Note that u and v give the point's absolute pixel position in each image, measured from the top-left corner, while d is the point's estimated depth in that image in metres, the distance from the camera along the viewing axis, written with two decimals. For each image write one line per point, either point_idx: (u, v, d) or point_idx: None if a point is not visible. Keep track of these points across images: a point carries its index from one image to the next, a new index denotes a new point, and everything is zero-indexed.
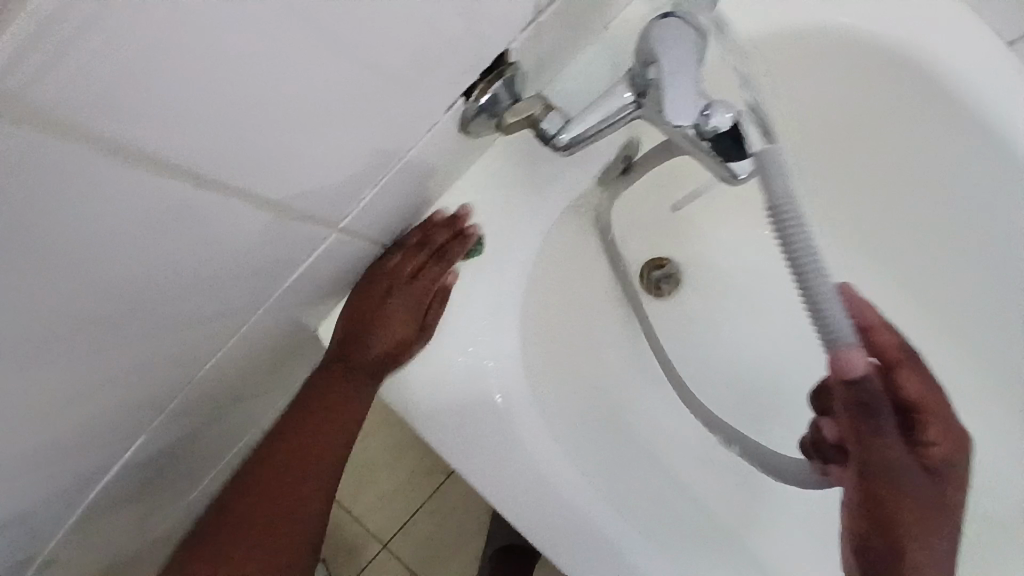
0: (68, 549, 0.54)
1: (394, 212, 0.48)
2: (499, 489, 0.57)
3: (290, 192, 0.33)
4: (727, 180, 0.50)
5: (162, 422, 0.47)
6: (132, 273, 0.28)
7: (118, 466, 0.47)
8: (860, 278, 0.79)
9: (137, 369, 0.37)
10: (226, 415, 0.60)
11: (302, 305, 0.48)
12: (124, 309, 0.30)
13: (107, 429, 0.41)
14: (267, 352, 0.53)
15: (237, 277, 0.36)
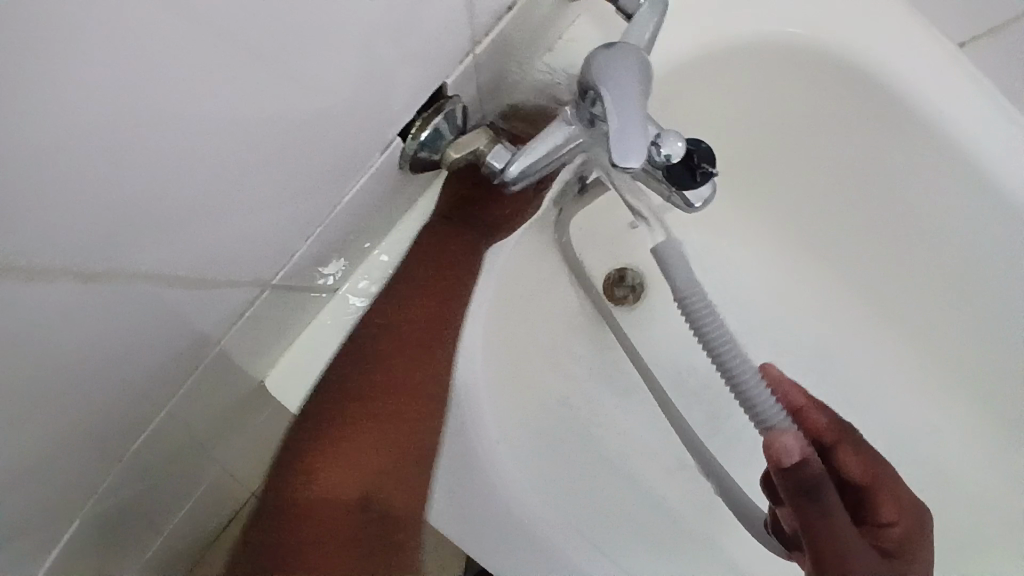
0: None
1: (336, 254, 0.49)
2: (459, 511, 0.60)
3: (199, 259, 0.34)
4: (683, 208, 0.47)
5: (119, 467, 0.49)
6: (39, 360, 0.29)
7: (76, 512, 0.49)
8: (805, 294, 0.88)
9: (65, 441, 0.37)
10: (183, 467, 0.64)
11: (252, 349, 0.50)
12: (29, 395, 0.31)
13: (53, 485, 0.42)
14: (220, 403, 0.55)
15: (155, 349, 0.38)
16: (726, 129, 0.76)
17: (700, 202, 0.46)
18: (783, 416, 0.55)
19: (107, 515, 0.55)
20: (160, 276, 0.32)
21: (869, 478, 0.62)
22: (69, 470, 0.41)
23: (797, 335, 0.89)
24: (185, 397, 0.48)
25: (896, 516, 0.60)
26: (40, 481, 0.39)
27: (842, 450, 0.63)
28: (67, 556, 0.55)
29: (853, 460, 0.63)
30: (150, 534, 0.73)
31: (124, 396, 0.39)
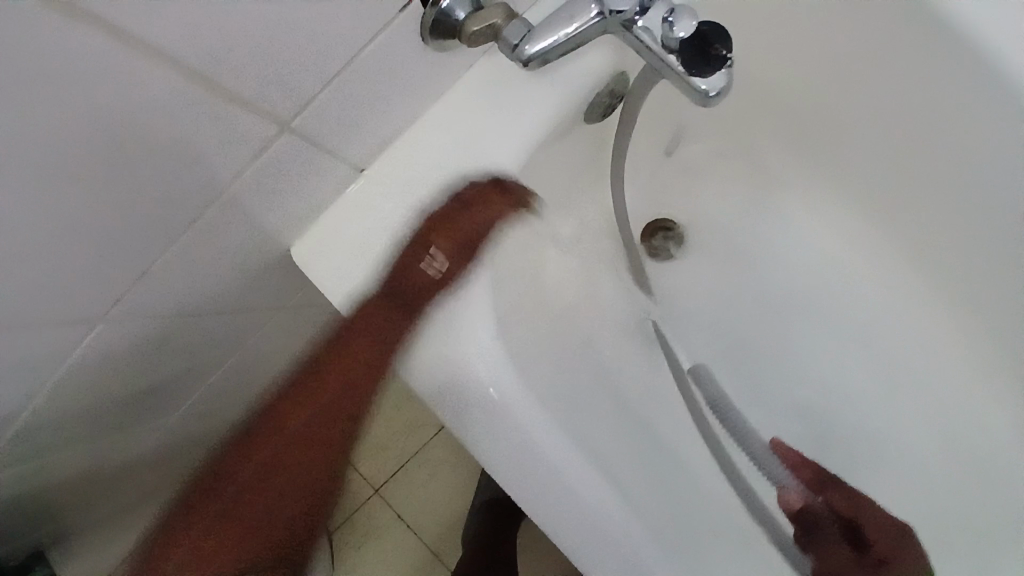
0: (59, 435, 0.61)
1: (359, 122, 0.54)
2: (450, 411, 0.59)
3: (223, 64, 0.38)
4: (699, 103, 0.46)
5: (151, 308, 0.53)
6: (74, 124, 0.33)
7: (107, 350, 0.53)
8: (828, 232, 0.92)
9: (102, 243, 0.42)
10: (210, 335, 0.69)
11: (271, 205, 0.54)
12: (73, 166, 0.35)
13: (96, 302, 0.46)
14: (243, 264, 0.60)
15: (181, 162, 0.42)
16: (770, 56, 0.79)
17: (716, 95, 0.44)
18: None
19: (147, 359, 0.61)
20: (183, 66, 0.36)
21: None
22: (114, 283, 0.46)
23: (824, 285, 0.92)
24: (212, 237, 0.52)
25: None
26: (84, 283, 0.44)
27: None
28: (112, 389, 0.61)
29: None
30: (187, 397, 0.80)
31: (150, 208, 0.43)
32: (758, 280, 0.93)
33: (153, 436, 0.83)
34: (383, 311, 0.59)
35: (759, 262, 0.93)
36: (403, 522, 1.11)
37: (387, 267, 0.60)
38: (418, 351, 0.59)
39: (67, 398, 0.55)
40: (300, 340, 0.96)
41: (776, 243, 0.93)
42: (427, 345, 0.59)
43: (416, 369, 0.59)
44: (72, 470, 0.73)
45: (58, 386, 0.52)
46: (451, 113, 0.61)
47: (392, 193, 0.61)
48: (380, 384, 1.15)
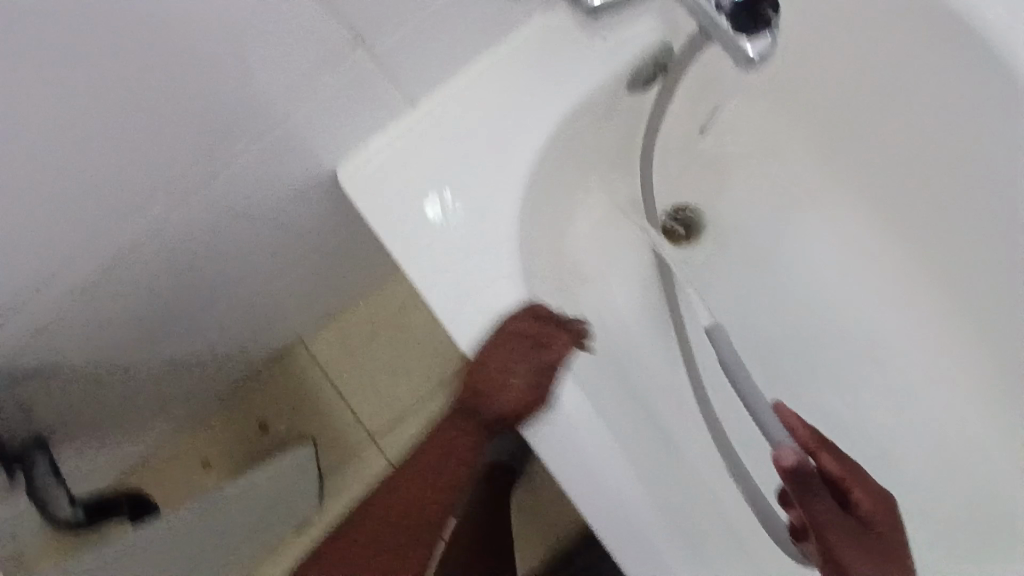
0: (96, 322, 0.65)
1: (418, 52, 0.58)
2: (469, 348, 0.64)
3: None
4: (743, 67, 0.50)
5: (201, 200, 0.57)
6: None
7: (157, 236, 0.57)
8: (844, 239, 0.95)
9: (172, 109, 0.46)
10: (246, 250, 0.72)
11: (326, 120, 0.58)
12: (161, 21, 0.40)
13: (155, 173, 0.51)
14: (290, 179, 0.64)
15: (256, 44, 0.46)
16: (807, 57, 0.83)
17: (759, 57, 0.48)
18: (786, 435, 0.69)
19: (185, 256, 0.65)
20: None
21: (846, 472, 0.66)
22: (167, 153, 0.50)
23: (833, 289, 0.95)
24: (264, 138, 0.55)
25: (865, 496, 0.66)
26: (141, 149, 0.48)
27: (821, 451, 0.67)
28: (149, 281, 0.64)
29: (833, 460, 0.67)
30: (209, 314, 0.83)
31: (210, 81, 0.47)
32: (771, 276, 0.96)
33: (174, 349, 0.87)
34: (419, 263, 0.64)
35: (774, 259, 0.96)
36: (396, 473, 1.15)
37: (423, 224, 0.64)
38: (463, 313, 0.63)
39: (113, 279, 0.59)
40: (322, 280, 0.98)
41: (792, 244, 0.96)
42: (468, 305, 0.63)
43: (444, 313, 0.63)
44: (96, 365, 0.77)
45: (106, 253, 0.55)
46: (482, 80, 0.65)
47: (426, 154, 0.64)
48: (388, 338, 1.17)
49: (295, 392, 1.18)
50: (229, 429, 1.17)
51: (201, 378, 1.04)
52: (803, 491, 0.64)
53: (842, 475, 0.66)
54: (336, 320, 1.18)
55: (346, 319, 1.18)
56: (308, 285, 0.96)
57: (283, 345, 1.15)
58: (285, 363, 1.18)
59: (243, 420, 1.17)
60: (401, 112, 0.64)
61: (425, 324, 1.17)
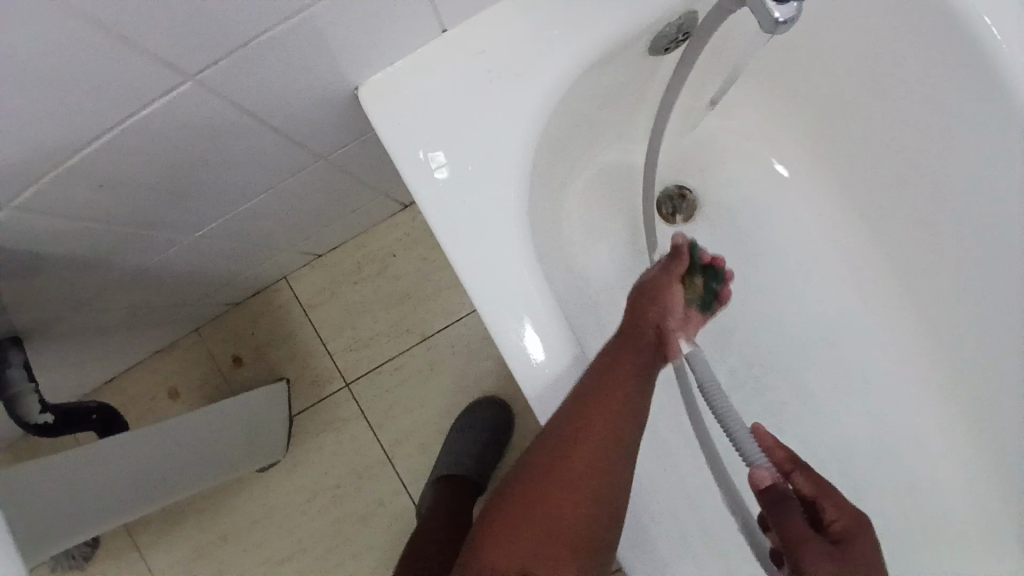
0: (84, 198, 0.65)
1: None
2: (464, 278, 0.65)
3: None
4: (768, 29, 0.52)
5: (205, 87, 0.57)
6: None
7: (157, 112, 0.57)
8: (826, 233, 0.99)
9: None
10: (248, 158, 0.72)
11: (349, 33, 0.59)
12: None
13: (160, 47, 0.50)
14: (304, 88, 0.64)
15: None
16: (812, 51, 0.86)
17: (783, 22, 0.51)
18: (762, 454, 0.70)
19: (185, 151, 0.66)
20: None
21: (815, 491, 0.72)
22: (187, 33, 0.51)
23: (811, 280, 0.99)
24: (287, 39, 0.56)
25: (837, 515, 0.69)
26: (151, 18, 0.48)
27: (795, 472, 0.73)
28: (145, 169, 0.65)
29: (804, 479, 0.73)
30: (201, 227, 0.84)
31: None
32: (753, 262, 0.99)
33: (158, 257, 0.86)
34: (426, 195, 0.65)
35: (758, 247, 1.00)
36: (365, 419, 1.15)
37: (432, 158, 0.65)
38: (477, 271, 0.63)
39: (104, 150, 0.59)
40: (316, 215, 0.98)
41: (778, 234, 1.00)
42: (476, 261, 0.64)
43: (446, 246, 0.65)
44: (80, 257, 0.76)
45: (111, 128, 0.57)
46: (501, 22, 0.66)
47: (439, 91, 0.65)
48: (373, 286, 1.17)
49: (271, 329, 1.17)
50: (203, 357, 1.17)
51: (181, 298, 1.03)
52: (779, 509, 0.66)
53: (816, 494, 0.69)
54: (324, 262, 1.17)
55: (334, 262, 1.17)
56: (300, 217, 0.96)
57: (267, 280, 1.15)
58: (266, 299, 1.17)
59: (216, 349, 1.16)
60: (419, 44, 0.65)
61: (411, 276, 1.16)
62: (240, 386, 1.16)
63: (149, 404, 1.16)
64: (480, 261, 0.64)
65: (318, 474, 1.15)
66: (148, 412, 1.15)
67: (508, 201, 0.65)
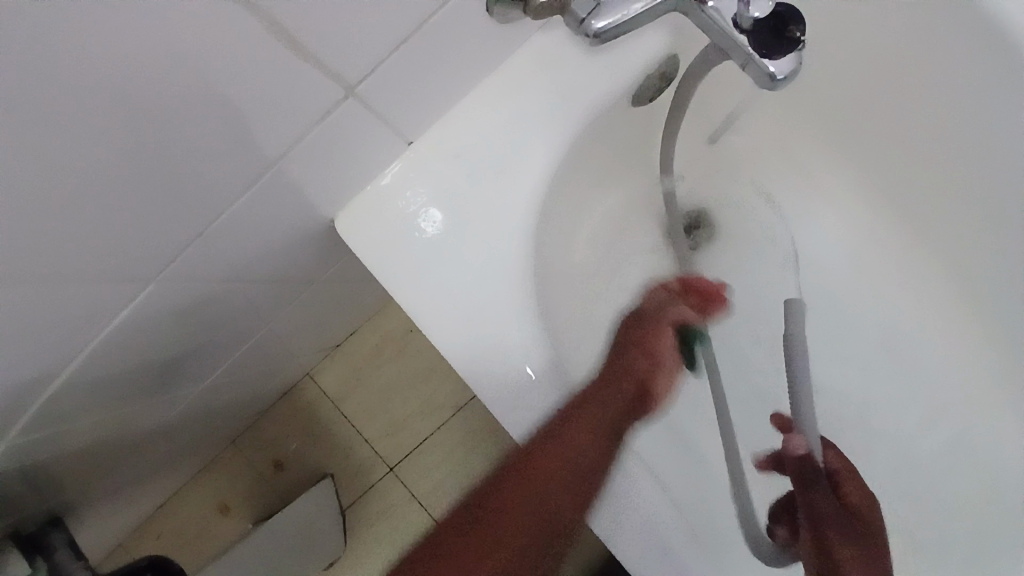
0: (75, 401, 0.60)
1: (413, 93, 0.55)
2: (486, 390, 0.61)
3: (299, 25, 0.40)
4: (764, 86, 0.46)
5: (174, 273, 0.52)
6: (134, 81, 0.35)
7: (127, 314, 0.52)
8: (854, 227, 0.93)
9: (139, 198, 0.43)
10: (237, 304, 0.68)
11: (320, 174, 0.55)
12: (118, 120, 0.36)
13: (126, 260, 0.46)
14: (283, 232, 0.60)
15: (230, 118, 0.43)
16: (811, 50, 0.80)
17: (782, 77, 0.45)
18: None
19: (179, 323, 0.61)
20: (258, 9, 0.37)
21: None
22: (162, 228, 0.47)
23: (848, 283, 0.93)
24: (261, 199, 0.53)
25: None
26: (110, 241, 0.44)
27: None
28: (146, 349, 0.61)
29: None
30: (210, 369, 0.80)
31: (212, 151, 0.44)
32: (781, 276, 0.94)
33: (166, 411, 0.82)
34: (440, 322, 0.61)
35: (786, 258, 0.94)
36: (416, 502, 1.12)
37: (439, 282, 0.62)
38: (472, 339, 0.61)
39: (83, 362, 0.54)
40: (323, 317, 0.95)
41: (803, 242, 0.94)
42: (475, 336, 0.61)
43: (467, 370, 0.61)
44: (89, 440, 0.72)
45: (102, 334, 0.52)
46: (484, 102, 0.62)
47: (426, 213, 0.62)
48: (396, 366, 1.15)
49: (307, 428, 1.14)
50: (243, 469, 1.14)
51: (206, 426, 1.00)
52: None
53: None
54: (344, 351, 1.16)
55: (354, 349, 1.15)
56: (306, 325, 0.92)
57: (290, 381, 1.12)
58: (292, 398, 1.15)
59: (253, 460, 1.14)
60: (402, 149, 0.61)
61: (432, 348, 1.14)
62: (284, 491, 1.13)
63: (194, 526, 1.12)
64: (474, 331, 0.61)
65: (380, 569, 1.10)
66: (197, 536, 1.12)
67: (518, 289, 0.62)
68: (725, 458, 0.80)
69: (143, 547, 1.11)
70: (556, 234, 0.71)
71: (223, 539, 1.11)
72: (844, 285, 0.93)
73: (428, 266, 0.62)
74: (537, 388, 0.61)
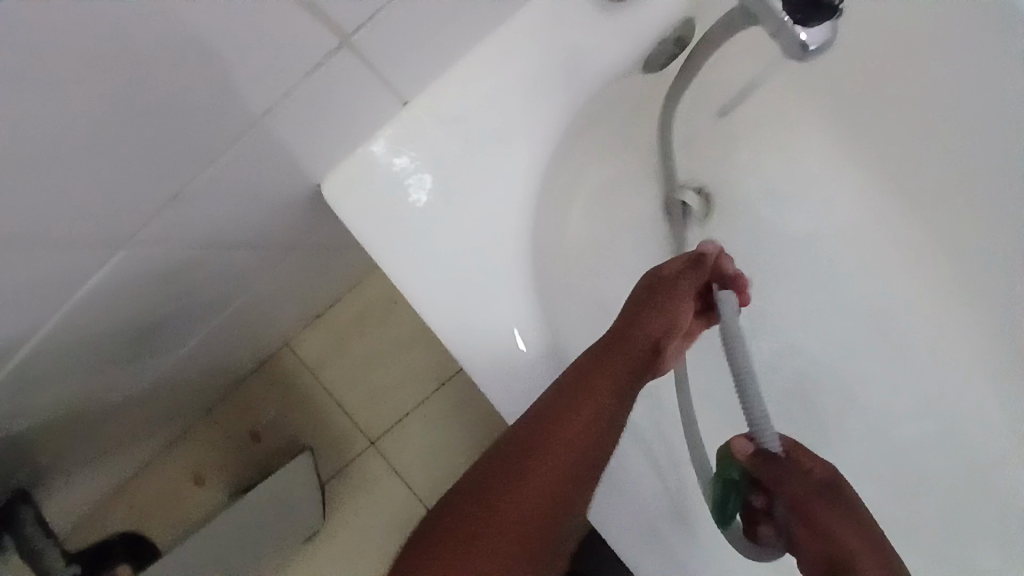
0: (38, 373, 0.56)
1: (412, 49, 0.50)
2: (481, 369, 0.58)
3: None
4: (795, 57, 0.43)
5: (147, 239, 0.48)
6: (103, 23, 0.30)
7: (95, 283, 0.48)
8: (853, 209, 0.92)
9: (109, 157, 0.38)
10: (214, 271, 0.63)
11: (308, 134, 0.51)
12: (85, 67, 0.31)
13: (93, 226, 0.42)
14: (266, 195, 0.56)
15: (212, 69, 0.38)
16: None
17: (816, 48, 0.42)
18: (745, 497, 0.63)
19: (152, 291, 0.56)
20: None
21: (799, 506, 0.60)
22: (131, 191, 0.42)
23: (843, 266, 0.92)
24: (243, 160, 0.48)
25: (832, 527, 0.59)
26: (76, 205, 0.39)
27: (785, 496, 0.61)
28: (115, 317, 0.56)
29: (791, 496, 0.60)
30: (186, 338, 0.75)
31: (190, 107, 0.39)
32: (777, 256, 0.92)
33: (138, 381, 0.77)
34: (432, 295, 0.58)
35: (783, 239, 0.92)
36: (398, 474, 1.10)
37: (431, 253, 0.58)
38: (465, 315, 0.58)
39: (45, 334, 0.49)
40: (304, 285, 0.91)
41: (801, 222, 0.92)
42: (469, 312, 0.58)
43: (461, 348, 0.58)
44: (54, 413, 0.68)
45: (63, 305, 0.48)
46: (485, 61, 0.58)
47: (418, 179, 0.58)
48: (379, 336, 1.11)
49: (285, 399, 1.11)
50: (219, 439, 1.10)
51: (180, 397, 0.95)
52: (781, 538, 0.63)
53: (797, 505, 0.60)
54: (325, 320, 1.11)
55: (335, 318, 1.11)
56: (286, 293, 0.88)
57: (268, 350, 1.08)
58: (269, 368, 1.11)
59: (229, 430, 1.11)
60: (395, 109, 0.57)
61: (417, 319, 1.11)
62: (262, 462, 1.10)
63: (168, 497, 1.09)
64: (468, 307, 0.58)
65: (360, 541, 1.09)
66: (171, 507, 1.08)
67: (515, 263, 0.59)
68: (716, 438, 0.79)
69: (114, 517, 1.07)
70: (554, 205, 0.67)
71: (199, 510, 1.09)
72: (840, 267, 0.92)
73: (420, 237, 0.58)
74: (533, 367, 0.59)
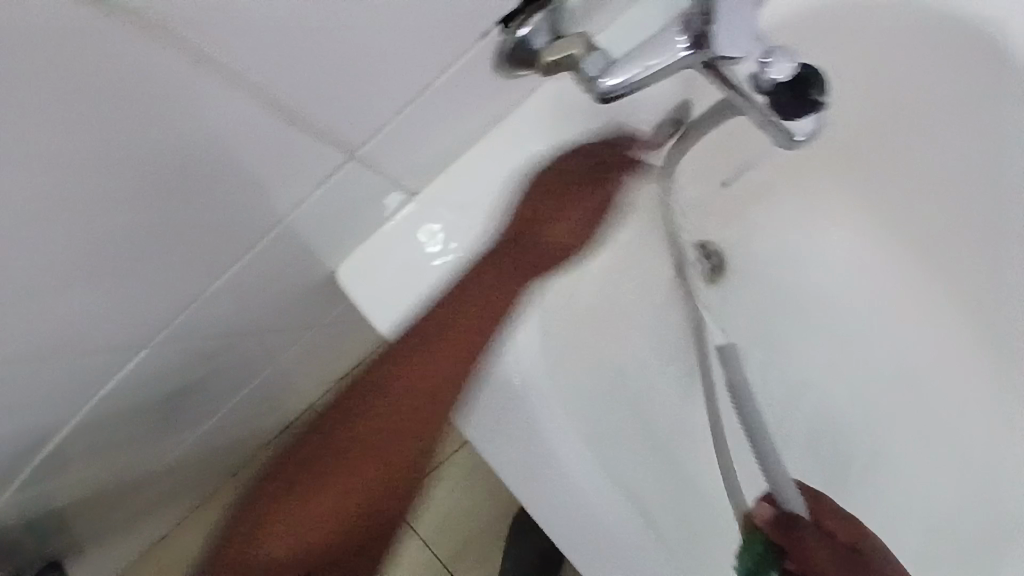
0: (69, 453, 0.59)
1: (414, 148, 0.53)
2: None
3: (302, 99, 0.39)
4: (782, 145, 0.45)
5: (169, 335, 0.51)
6: (124, 170, 0.34)
7: (119, 375, 0.51)
8: (868, 265, 0.91)
9: (129, 274, 0.41)
10: (237, 352, 0.66)
11: (319, 231, 0.54)
12: (104, 207, 0.35)
13: (118, 329, 0.45)
14: (283, 285, 0.59)
15: (222, 192, 0.41)
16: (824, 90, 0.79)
17: (803, 137, 0.44)
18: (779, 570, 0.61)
19: (175, 376, 0.59)
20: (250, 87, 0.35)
21: (825, 569, 0.59)
22: (154, 298, 0.45)
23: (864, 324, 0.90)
24: (259, 260, 0.51)
25: None
26: (101, 316, 0.42)
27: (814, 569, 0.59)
28: (142, 401, 0.59)
29: (818, 550, 0.59)
30: (210, 411, 0.78)
31: (211, 224, 0.43)
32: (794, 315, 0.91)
33: (165, 453, 0.80)
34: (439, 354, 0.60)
35: (797, 297, 0.91)
36: (419, 539, 1.09)
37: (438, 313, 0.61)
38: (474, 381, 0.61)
39: (76, 421, 0.53)
40: (326, 354, 0.94)
41: (814, 279, 0.91)
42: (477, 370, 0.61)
43: None
44: (86, 486, 0.71)
45: (90, 395, 0.51)
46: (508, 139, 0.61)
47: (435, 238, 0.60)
48: (401, 399, 1.13)
49: None
50: None
51: (207, 462, 0.98)
52: None
53: (824, 566, 0.59)
54: None
55: None
56: (308, 362, 0.91)
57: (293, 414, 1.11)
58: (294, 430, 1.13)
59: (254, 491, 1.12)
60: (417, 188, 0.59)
61: None
62: None
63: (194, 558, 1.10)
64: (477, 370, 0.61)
65: None
66: None
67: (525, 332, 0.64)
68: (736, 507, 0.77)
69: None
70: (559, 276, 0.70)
71: None
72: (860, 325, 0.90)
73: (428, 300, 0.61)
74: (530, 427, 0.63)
